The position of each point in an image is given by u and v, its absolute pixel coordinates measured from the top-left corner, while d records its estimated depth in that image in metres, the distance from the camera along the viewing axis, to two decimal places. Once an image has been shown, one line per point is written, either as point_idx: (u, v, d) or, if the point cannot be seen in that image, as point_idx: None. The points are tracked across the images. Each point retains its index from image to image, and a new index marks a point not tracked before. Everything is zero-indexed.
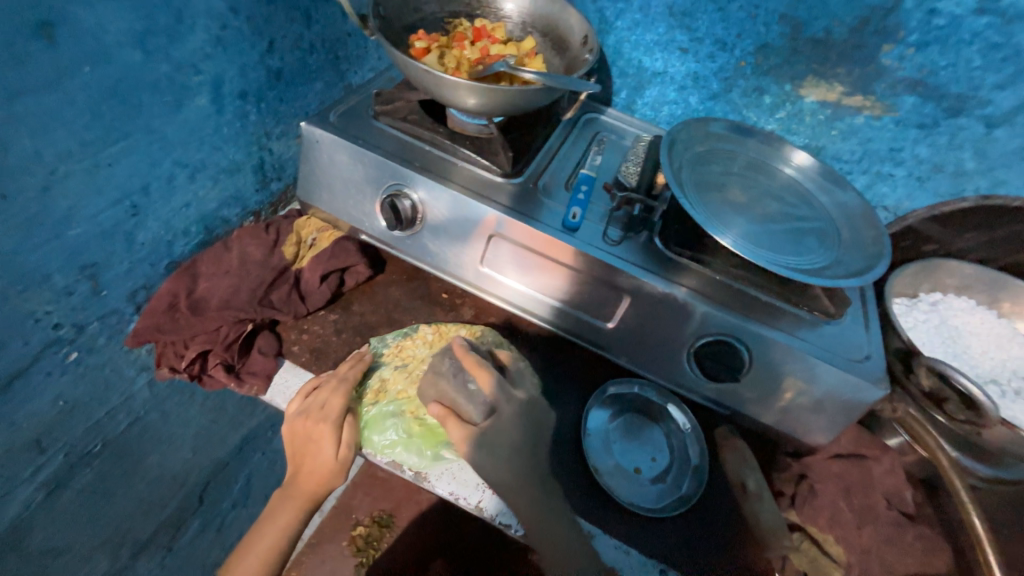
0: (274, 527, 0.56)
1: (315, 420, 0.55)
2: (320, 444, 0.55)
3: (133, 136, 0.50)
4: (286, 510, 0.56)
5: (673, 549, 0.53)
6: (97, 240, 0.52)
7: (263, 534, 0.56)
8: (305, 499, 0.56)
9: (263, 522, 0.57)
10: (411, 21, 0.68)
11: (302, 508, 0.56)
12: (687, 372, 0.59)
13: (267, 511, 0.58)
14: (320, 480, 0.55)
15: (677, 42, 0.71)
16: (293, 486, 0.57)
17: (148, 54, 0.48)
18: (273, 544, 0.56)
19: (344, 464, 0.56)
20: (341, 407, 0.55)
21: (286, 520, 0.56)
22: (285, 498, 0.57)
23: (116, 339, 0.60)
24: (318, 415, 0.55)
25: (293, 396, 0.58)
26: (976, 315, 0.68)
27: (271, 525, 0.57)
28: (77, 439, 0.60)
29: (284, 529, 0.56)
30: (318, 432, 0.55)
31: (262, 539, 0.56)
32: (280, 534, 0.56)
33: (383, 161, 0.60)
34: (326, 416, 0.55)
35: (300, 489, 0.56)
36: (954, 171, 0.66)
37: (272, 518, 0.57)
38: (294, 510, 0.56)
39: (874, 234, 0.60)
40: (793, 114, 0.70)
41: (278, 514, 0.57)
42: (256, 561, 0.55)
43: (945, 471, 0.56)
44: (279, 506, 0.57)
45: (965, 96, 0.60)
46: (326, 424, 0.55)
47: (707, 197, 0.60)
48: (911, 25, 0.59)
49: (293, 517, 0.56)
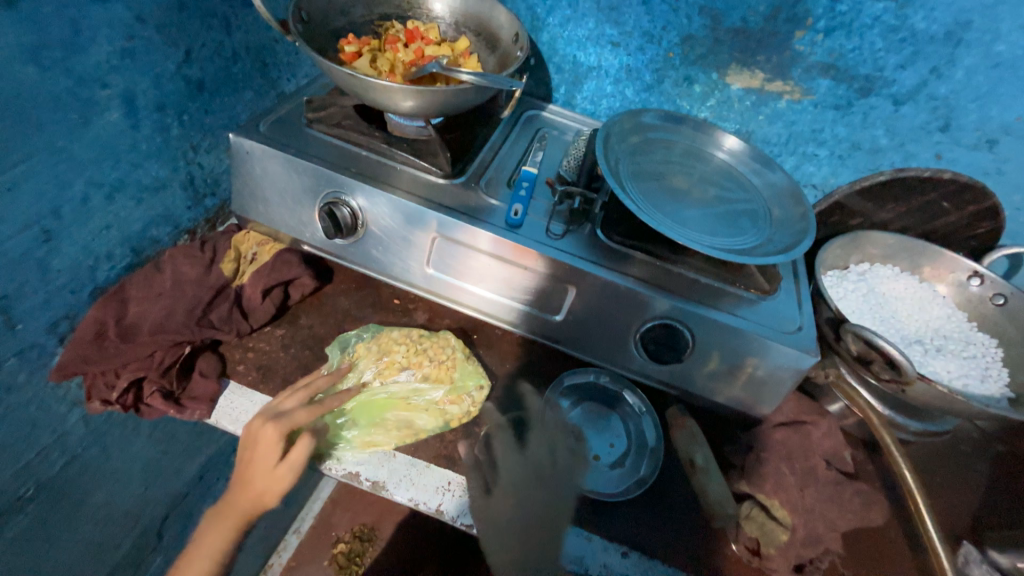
0: (209, 544, 0.54)
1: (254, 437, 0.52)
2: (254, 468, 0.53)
3: (35, 157, 0.47)
4: (219, 527, 0.55)
5: (632, 532, 0.54)
6: (4, 271, 0.49)
7: (197, 555, 0.54)
8: (240, 516, 0.54)
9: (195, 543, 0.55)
10: (338, 25, 0.66)
11: (237, 524, 0.54)
12: (636, 357, 0.61)
13: (202, 527, 0.56)
14: (256, 498, 0.53)
15: (607, 36, 0.73)
16: (227, 501, 0.55)
17: (44, 69, 0.46)
18: (209, 564, 0.54)
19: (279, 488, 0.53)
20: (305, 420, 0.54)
21: (218, 539, 0.54)
22: (218, 517, 0.55)
23: (39, 374, 0.56)
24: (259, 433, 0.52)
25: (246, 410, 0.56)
26: (901, 281, 0.73)
27: (203, 543, 0.54)
28: (3, 485, 0.56)
29: (217, 549, 0.54)
30: (260, 449, 0.52)
31: (194, 563, 0.53)
32: (210, 554, 0.53)
33: (319, 169, 0.59)
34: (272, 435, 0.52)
35: (235, 506, 0.54)
36: (870, 147, 0.70)
37: (205, 536, 0.55)
38: (229, 525, 0.55)
39: (801, 211, 0.63)
40: (723, 102, 0.73)
41: (212, 531, 0.55)
42: None
43: (875, 428, 0.59)
44: (211, 525, 0.55)
45: (873, 77, 0.64)
46: (273, 443, 0.52)
47: (645, 186, 0.62)
48: (818, 12, 0.62)
49: (227, 535, 0.54)
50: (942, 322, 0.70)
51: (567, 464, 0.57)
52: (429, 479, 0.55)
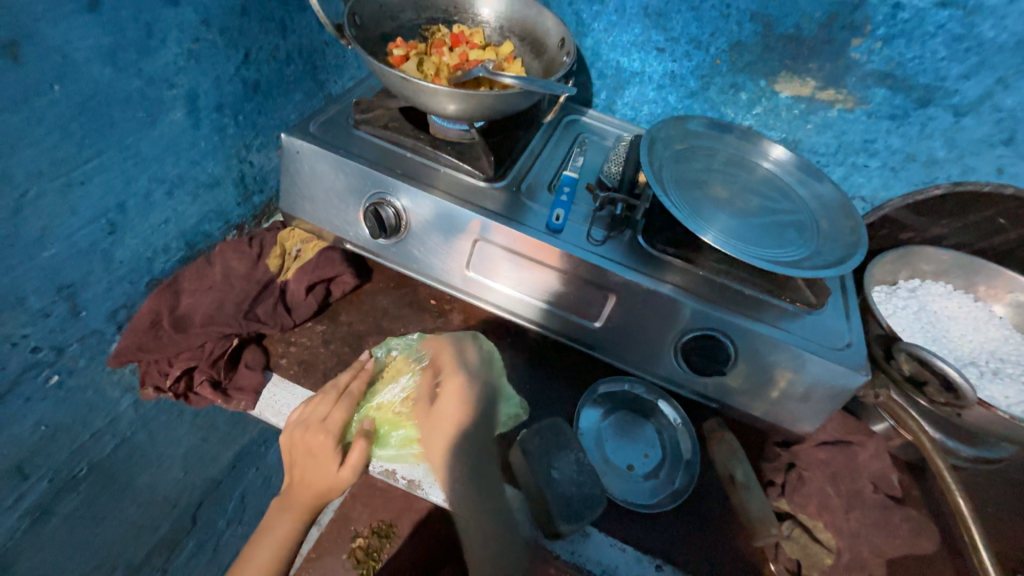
0: (274, 537, 0.56)
1: (319, 433, 0.55)
2: (314, 465, 0.55)
3: (106, 153, 0.50)
4: (281, 526, 0.56)
5: (669, 546, 0.53)
6: (73, 260, 0.51)
7: (263, 545, 0.56)
8: (303, 510, 0.56)
9: (255, 544, 0.56)
10: (388, 29, 0.68)
11: (301, 518, 0.56)
12: (674, 367, 0.60)
13: (261, 526, 0.58)
14: (318, 497, 0.55)
15: (652, 42, 0.72)
16: (289, 499, 0.57)
17: (119, 70, 0.48)
18: (274, 555, 0.56)
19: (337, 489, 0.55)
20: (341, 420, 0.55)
21: (282, 537, 0.56)
22: (283, 509, 0.57)
23: (98, 359, 0.59)
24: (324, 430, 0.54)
25: (296, 405, 0.58)
26: (953, 299, 0.70)
27: (265, 543, 0.56)
28: (60, 464, 0.59)
29: (281, 547, 0.56)
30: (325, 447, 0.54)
31: (262, 551, 0.56)
32: (275, 551, 0.56)
33: (365, 169, 0.60)
34: (328, 428, 0.55)
35: (299, 500, 0.56)
36: (926, 159, 0.67)
37: (271, 529, 0.57)
38: (292, 524, 0.56)
39: (851, 224, 0.61)
40: (770, 110, 0.72)
41: (276, 524, 0.56)
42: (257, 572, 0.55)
43: (928, 452, 0.56)
44: (279, 517, 0.57)
45: (933, 87, 0.62)
46: (327, 437, 0.54)
47: (689, 194, 0.61)
48: (877, 19, 0.60)
49: (293, 526, 0.56)
50: (999, 344, 0.67)
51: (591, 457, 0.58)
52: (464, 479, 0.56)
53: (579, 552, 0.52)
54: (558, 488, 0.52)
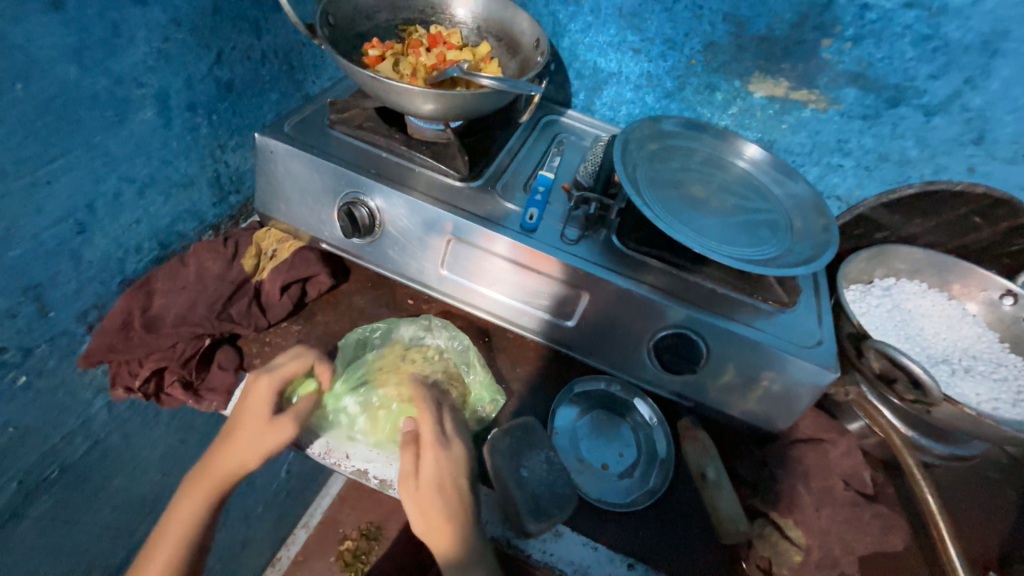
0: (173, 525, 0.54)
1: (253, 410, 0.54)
2: (234, 444, 0.53)
3: (72, 153, 0.50)
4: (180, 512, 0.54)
5: (642, 544, 0.53)
6: (39, 260, 0.51)
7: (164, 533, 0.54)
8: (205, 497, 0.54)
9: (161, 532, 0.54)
10: (363, 29, 0.68)
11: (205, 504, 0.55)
12: (648, 365, 0.60)
13: (168, 509, 0.55)
14: (227, 474, 0.54)
15: (628, 42, 0.73)
16: (196, 479, 0.55)
17: (85, 69, 0.48)
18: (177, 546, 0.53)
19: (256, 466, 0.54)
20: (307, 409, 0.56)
21: (185, 523, 0.54)
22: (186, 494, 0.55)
23: (68, 360, 0.58)
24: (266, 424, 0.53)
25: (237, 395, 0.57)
26: (927, 297, 0.71)
27: (171, 529, 0.54)
28: (30, 466, 0.58)
29: (187, 531, 0.53)
30: (267, 436, 0.53)
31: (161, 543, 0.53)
32: (181, 538, 0.53)
33: (339, 169, 0.60)
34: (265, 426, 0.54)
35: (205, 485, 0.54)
36: (898, 159, 0.68)
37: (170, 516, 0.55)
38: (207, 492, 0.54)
39: (824, 223, 0.61)
40: (745, 110, 0.72)
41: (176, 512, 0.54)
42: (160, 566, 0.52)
43: (899, 451, 0.57)
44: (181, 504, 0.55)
45: (903, 86, 0.63)
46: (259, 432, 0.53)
47: (663, 193, 0.61)
48: (847, 20, 0.61)
49: (192, 515, 0.54)
50: (973, 342, 0.67)
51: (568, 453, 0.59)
52: None
53: (550, 551, 0.52)
54: (528, 487, 0.52)
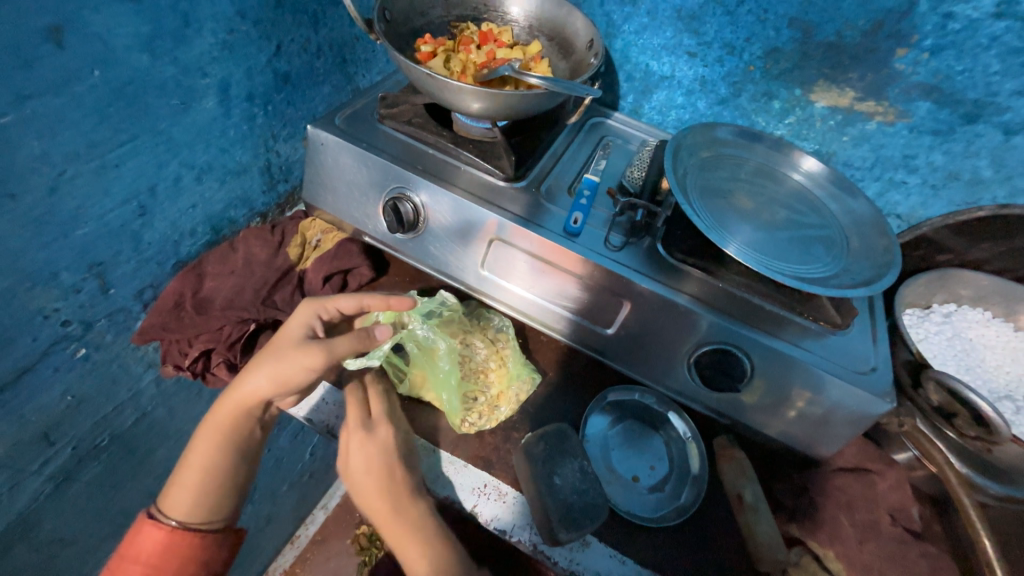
0: (199, 454, 0.54)
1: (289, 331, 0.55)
2: (257, 367, 0.53)
3: (140, 138, 0.52)
4: (207, 442, 0.54)
5: (673, 562, 0.52)
6: (103, 240, 0.53)
7: (190, 464, 0.54)
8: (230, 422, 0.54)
9: (183, 466, 0.54)
10: (417, 25, 0.68)
11: (230, 429, 0.54)
12: (687, 380, 0.58)
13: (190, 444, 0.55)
14: (249, 398, 0.54)
15: (684, 46, 0.71)
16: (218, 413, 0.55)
17: (156, 58, 0.49)
18: (202, 474, 0.54)
19: (275, 396, 0.54)
20: (347, 352, 0.53)
21: (206, 454, 0.54)
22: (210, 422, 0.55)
23: (123, 336, 0.61)
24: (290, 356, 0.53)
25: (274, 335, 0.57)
26: (991, 328, 0.67)
27: (193, 463, 0.54)
28: (84, 434, 0.61)
29: (210, 461, 0.54)
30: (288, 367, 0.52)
31: (189, 470, 0.54)
32: (205, 471, 0.53)
33: (386, 164, 0.60)
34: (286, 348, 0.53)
35: (226, 412, 0.54)
36: (970, 179, 0.64)
37: (196, 446, 0.54)
38: (229, 418, 0.54)
39: (885, 243, 0.58)
40: (804, 120, 0.69)
41: (200, 441, 0.55)
42: (188, 493, 0.53)
43: (953, 488, 0.54)
44: (204, 435, 0.54)
45: (982, 102, 0.59)
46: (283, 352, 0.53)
47: (713, 203, 0.59)
48: (925, 29, 0.57)
49: (216, 442, 0.54)
50: None
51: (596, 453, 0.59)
52: (465, 479, 0.54)
53: (578, 561, 0.51)
54: (560, 495, 0.51)
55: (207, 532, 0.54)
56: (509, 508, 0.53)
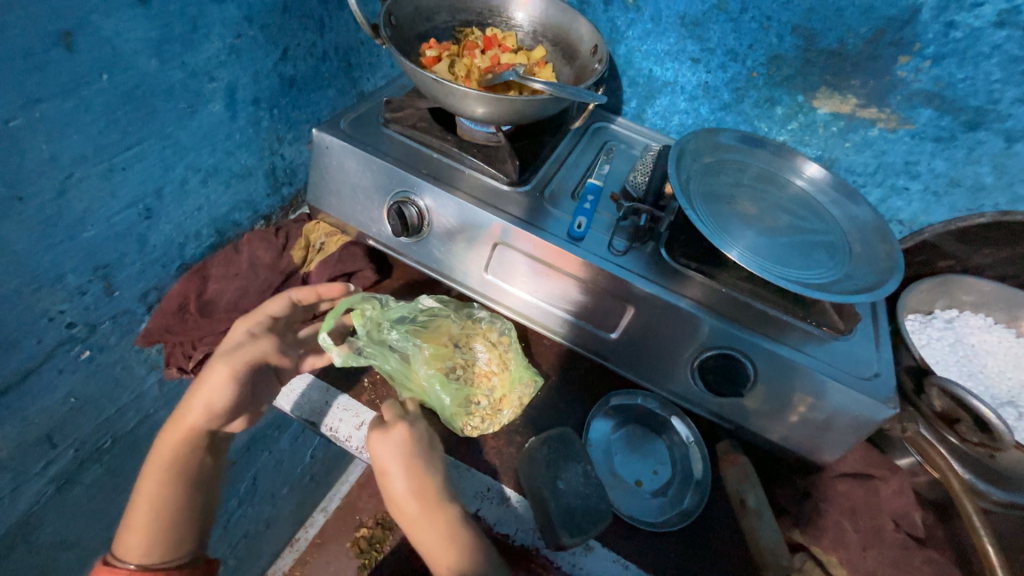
0: (141, 500, 0.50)
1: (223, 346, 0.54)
2: (201, 387, 0.51)
3: (147, 141, 0.52)
4: (149, 483, 0.50)
5: (675, 567, 0.52)
6: (109, 243, 0.53)
7: (134, 508, 0.50)
8: (170, 457, 0.51)
9: (132, 507, 0.50)
10: (422, 30, 0.69)
11: (169, 465, 0.51)
12: (690, 384, 0.58)
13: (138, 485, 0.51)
14: (195, 420, 0.51)
15: (687, 52, 0.71)
16: (156, 451, 0.51)
17: (164, 62, 0.50)
18: (147, 518, 0.49)
19: (220, 415, 0.52)
20: (269, 349, 0.54)
21: (150, 498, 0.50)
22: (149, 461, 0.51)
23: (127, 338, 0.61)
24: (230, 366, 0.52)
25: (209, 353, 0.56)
26: (993, 333, 0.67)
27: (137, 510, 0.49)
28: (86, 436, 0.61)
29: (159, 498, 0.50)
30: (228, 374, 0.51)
31: (131, 517, 0.49)
32: (155, 508, 0.49)
33: (391, 168, 0.61)
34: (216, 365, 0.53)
35: (164, 447, 0.51)
36: (971, 185, 0.64)
37: (138, 491, 0.50)
38: (173, 446, 0.51)
39: (887, 249, 0.58)
40: (806, 126, 0.69)
41: (142, 486, 0.50)
42: (139, 537, 0.49)
43: (956, 494, 0.53)
44: (145, 477, 0.51)
45: (984, 109, 0.59)
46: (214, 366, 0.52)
47: (716, 209, 0.59)
48: (927, 37, 0.58)
49: (159, 480, 0.50)
50: None
51: (599, 457, 0.59)
52: (468, 483, 0.55)
53: (581, 565, 0.51)
54: (563, 499, 0.51)
55: (173, 567, 0.49)
56: (510, 512, 0.53)
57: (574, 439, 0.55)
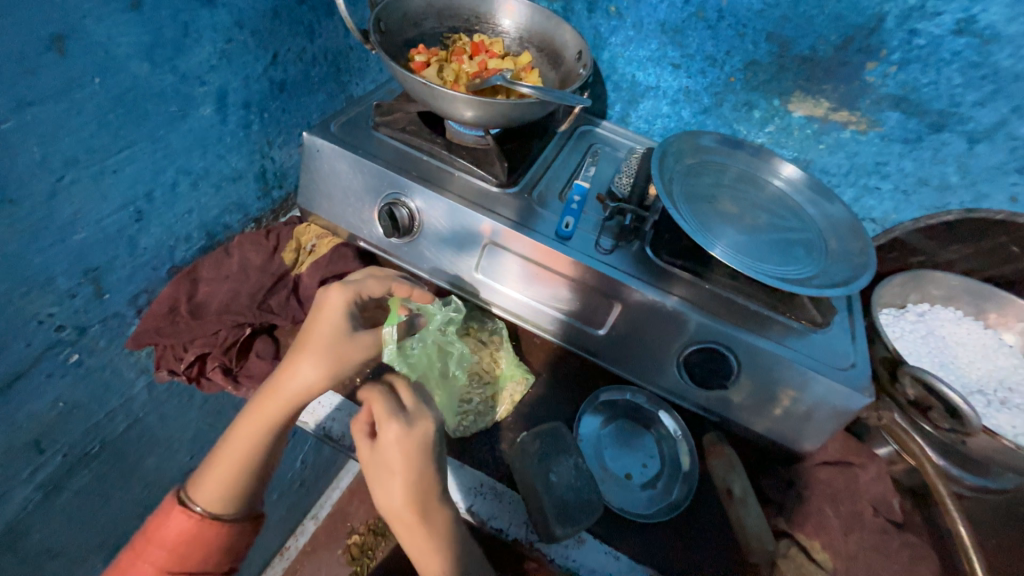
0: (231, 450, 0.52)
1: (328, 327, 0.53)
2: (307, 361, 0.51)
3: (139, 144, 0.52)
4: (243, 434, 0.52)
5: (665, 556, 0.53)
6: (99, 245, 0.53)
7: (226, 452, 0.52)
8: (274, 416, 0.52)
9: (216, 457, 0.52)
10: (411, 36, 0.70)
11: (270, 424, 0.52)
12: (677, 378, 0.60)
13: (230, 429, 0.53)
14: (300, 395, 0.51)
15: (668, 58, 0.74)
16: (259, 402, 0.52)
17: (155, 66, 0.50)
18: (234, 469, 0.52)
19: (328, 386, 0.52)
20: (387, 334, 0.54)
21: (241, 451, 0.52)
22: (250, 411, 0.53)
23: (116, 341, 0.61)
24: (342, 339, 0.52)
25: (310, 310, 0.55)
26: (962, 326, 0.70)
27: (224, 459, 0.52)
28: (74, 441, 0.61)
29: (247, 459, 0.52)
30: (339, 354, 0.52)
31: (218, 466, 0.52)
32: (240, 468, 0.52)
33: (382, 170, 0.62)
34: (321, 338, 0.52)
35: (268, 403, 0.52)
36: (938, 184, 0.68)
37: (233, 438, 0.52)
38: (276, 414, 0.52)
39: (860, 245, 0.61)
40: (782, 128, 0.72)
41: (236, 437, 0.52)
42: (217, 484, 0.52)
43: (931, 480, 0.56)
44: (244, 425, 0.52)
45: (947, 112, 0.62)
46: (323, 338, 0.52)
47: (699, 208, 0.62)
48: (893, 44, 0.61)
49: (259, 434, 0.52)
50: (1008, 373, 0.67)
51: (590, 451, 0.60)
52: (462, 479, 0.55)
53: (573, 558, 0.52)
54: (556, 492, 0.52)
55: (228, 522, 0.53)
56: (503, 507, 0.54)
57: (564, 433, 0.57)
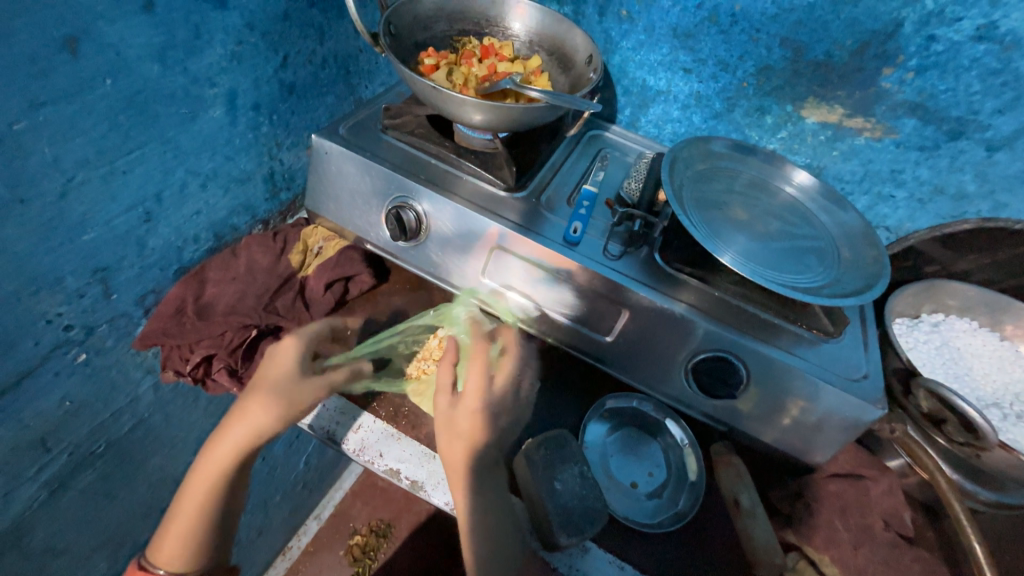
0: (187, 505, 0.52)
1: (278, 372, 0.53)
2: (253, 410, 0.51)
3: (149, 145, 0.52)
4: (195, 488, 0.52)
5: (670, 567, 0.52)
6: (109, 245, 0.53)
7: (182, 507, 0.52)
8: (222, 470, 0.52)
9: (173, 514, 0.52)
10: (420, 39, 0.70)
11: (218, 479, 0.52)
12: (685, 387, 0.59)
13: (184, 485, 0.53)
14: (249, 444, 0.51)
15: (680, 62, 0.73)
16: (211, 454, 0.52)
17: (166, 68, 0.50)
18: (191, 525, 0.52)
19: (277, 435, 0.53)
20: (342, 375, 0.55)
21: (194, 507, 0.52)
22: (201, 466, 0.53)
23: (124, 341, 0.61)
24: (290, 386, 0.52)
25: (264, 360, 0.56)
26: (978, 337, 0.69)
27: (182, 513, 0.52)
28: (80, 440, 0.61)
29: (201, 512, 0.52)
30: (290, 400, 0.52)
31: (175, 524, 0.52)
32: (192, 523, 0.51)
33: (390, 173, 0.61)
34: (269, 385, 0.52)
35: (215, 459, 0.52)
36: (955, 193, 0.66)
37: (186, 494, 0.53)
38: (224, 466, 0.52)
39: (874, 254, 0.60)
40: (795, 134, 0.71)
41: (190, 492, 0.52)
42: (177, 542, 0.51)
43: (943, 493, 0.53)
44: (195, 480, 0.52)
45: (965, 120, 0.61)
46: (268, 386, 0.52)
47: (709, 215, 0.61)
48: (910, 50, 0.60)
49: (205, 492, 0.52)
50: None
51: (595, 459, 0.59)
52: None
53: (577, 567, 0.51)
54: (561, 499, 0.52)
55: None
56: None
57: (570, 442, 0.55)
